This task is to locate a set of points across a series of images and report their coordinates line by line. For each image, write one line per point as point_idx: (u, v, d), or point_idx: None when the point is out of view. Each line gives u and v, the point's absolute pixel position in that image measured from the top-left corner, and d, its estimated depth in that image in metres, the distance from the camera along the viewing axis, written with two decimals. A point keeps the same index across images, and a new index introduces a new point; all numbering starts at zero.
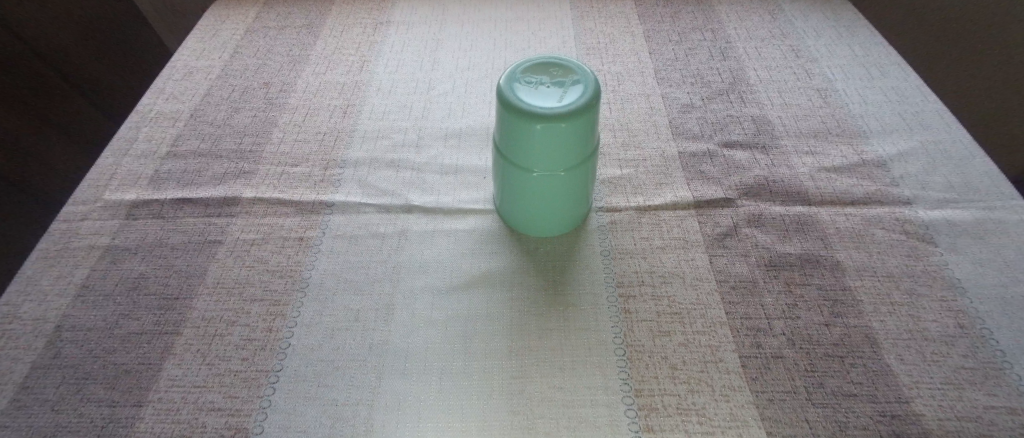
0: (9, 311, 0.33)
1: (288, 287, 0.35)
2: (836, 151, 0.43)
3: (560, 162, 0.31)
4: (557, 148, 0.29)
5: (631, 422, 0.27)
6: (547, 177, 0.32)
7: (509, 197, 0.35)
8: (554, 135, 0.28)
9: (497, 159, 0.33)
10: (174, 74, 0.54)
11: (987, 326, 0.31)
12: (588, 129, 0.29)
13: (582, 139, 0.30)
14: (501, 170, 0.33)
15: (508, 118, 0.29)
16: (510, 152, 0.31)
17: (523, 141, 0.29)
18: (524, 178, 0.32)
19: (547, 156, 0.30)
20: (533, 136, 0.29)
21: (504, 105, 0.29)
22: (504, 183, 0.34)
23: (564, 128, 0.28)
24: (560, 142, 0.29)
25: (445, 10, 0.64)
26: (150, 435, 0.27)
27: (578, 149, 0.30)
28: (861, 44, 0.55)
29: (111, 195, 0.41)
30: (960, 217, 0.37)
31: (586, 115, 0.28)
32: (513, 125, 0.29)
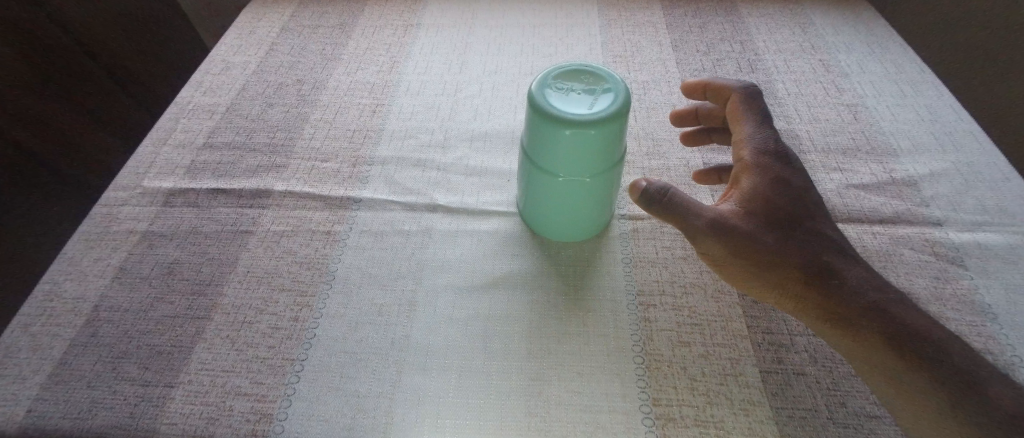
0: (51, 289, 0.35)
1: (315, 278, 0.36)
2: (864, 168, 0.43)
3: (587, 168, 0.31)
4: (585, 154, 0.30)
5: (648, 431, 0.27)
6: (572, 182, 0.32)
7: (533, 200, 0.36)
8: (583, 141, 0.29)
9: (524, 163, 0.34)
10: (212, 68, 0.56)
11: (1018, 354, 0.30)
12: (616, 137, 0.30)
13: (610, 146, 0.30)
14: (527, 173, 0.34)
15: (538, 123, 0.29)
16: (537, 156, 0.31)
17: (552, 146, 0.30)
18: (549, 183, 0.33)
19: (574, 161, 0.30)
20: (562, 142, 0.29)
21: (535, 109, 0.29)
22: (528, 185, 0.35)
23: (593, 134, 0.28)
24: (588, 148, 0.29)
25: (473, 14, 0.65)
26: (181, 415, 0.28)
27: (605, 156, 0.30)
28: (893, 60, 0.54)
29: (149, 182, 0.43)
30: (994, 241, 0.37)
31: (615, 122, 0.28)
32: (542, 130, 0.29)
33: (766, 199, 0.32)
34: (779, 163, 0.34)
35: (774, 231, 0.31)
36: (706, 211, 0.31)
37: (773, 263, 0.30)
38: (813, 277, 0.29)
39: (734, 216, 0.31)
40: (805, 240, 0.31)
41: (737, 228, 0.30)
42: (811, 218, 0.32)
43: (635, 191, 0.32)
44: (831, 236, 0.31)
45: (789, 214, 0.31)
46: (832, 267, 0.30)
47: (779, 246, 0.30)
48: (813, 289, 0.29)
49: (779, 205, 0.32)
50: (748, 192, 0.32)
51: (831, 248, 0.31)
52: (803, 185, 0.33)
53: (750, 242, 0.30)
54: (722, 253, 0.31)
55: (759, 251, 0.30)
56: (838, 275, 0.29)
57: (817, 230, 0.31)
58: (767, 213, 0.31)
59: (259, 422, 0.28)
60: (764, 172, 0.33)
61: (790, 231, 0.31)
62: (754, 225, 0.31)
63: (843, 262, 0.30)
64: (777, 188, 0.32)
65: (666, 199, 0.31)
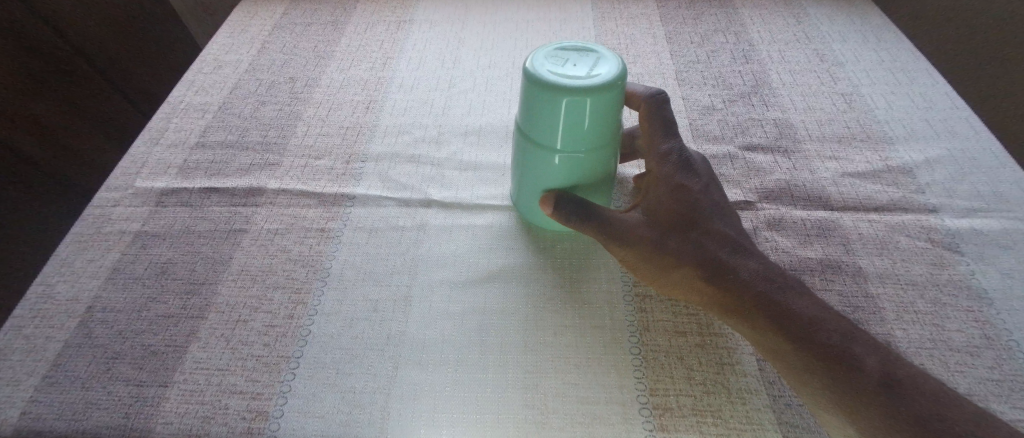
0: (44, 291, 0.34)
1: (309, 275, 0.35)
2: (859, 157, 0.43)
3: (584, 140, 0.31)
4: (582, 125, 0.30)
5: (646, 422, 0.27)
6: (570, 157, 0.32)
7: (528, 182, 0.35)
8: (580, 110, 0.28)
9: (519, 143, 0.34)
10: (204, 67, 0.55)
11: (1015, 338, 0.30)
12: (614, 107, 0.29)
13: (606, 117, 0.30)
14: (522, 152, 0.34)
15: (535, 93, 0.29)
16: (534, 130, 0.31)
17: (549, 116, 0.30)
18: (545, 160, 0.32)
19: (571, 132, 0.30)
20: (559, 111, 0.29)
21: (531, 79, 0.29)
22: (523, 166, 0.35)
23: (590, 101, 0.28)
24: (586, 116, 0.29)
25: (466, 9, 0.64)
26: (175, 414, 0.28)
27: (602, 127, 0.30)
28: (887, 48, 0.54)
29: (141, 182, 0.42)
30: (989, 226, 0.37)
31: (612, 90, 0.28)
32: (539, 100, 0.29)
33: (665, 206, 0.34)
34: (681, 169, 0.35)
35: (673, 234, 0.32)
36: (614, 220, 0.33)
37: (673, 265, 0.32)
38: (709, 276, 0.31)
39: (636, 224, 0.33)
40: (702, 240, 0.32)
41: (639, 235, 0.32)
42: (710, 219, 0.33)
43: (549, 203, 0.34)
44: (729, 234, 0.33)
45: (688, 218, 0.33)
46: (725, 263, 0.31)
47: (678, 249, 0.32)
48: (710, 288, 0.31)
49: (677, 209, 0.33)
50: (650, 200, 0.34)
51: (726, 244, 0.32)
52: (703, 190, 0.35)
53: (652, 248, 0.32)
54: (629, 259, 0.33)
55: (659, 255, 0.32)
56: (730, 271, 0.31)
57: (716, 229, 0.33)
58: (667, 218, 0.33)
59: (254, 420, 0.28)
60: (665, 179, 0.35)
61: (689, 234, 0.32)
62: (654, 231, 0.33)
63: (734, 256, 0.32)
64: (677, 193, 0.34)
65: (578, 208, 0.32)
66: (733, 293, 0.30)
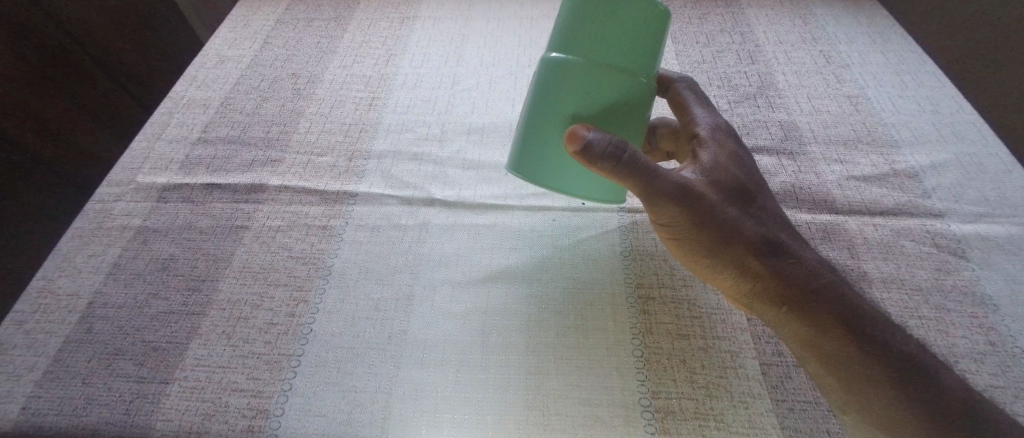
0: (45, 286, 0.34)
1: (311, 273, 0.35)
2: (865, 160, 0.43)
3: (631, 60, 0.27)
4: (632, 36, 0.27)
5: (647, 425, 0.27)
6: (612, 79, 0.27)
7: (549, 129, 0.29)
8: (634, 14, 0.26)
9: (545, 77, 0.28)
10: (206, 62, 0.55)
11: (1019, 345, 0.30)
12: (660, 36, 0.28)
13: (654, 43, 0.27)
14: (550, 84, 0.28)
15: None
16: (574, 45, 0.27)
17: (597, 20, 0.26)
18: (582, 82, 0.27)
19: (620, 41, 0.26)
20: (612, 11, 0.26)
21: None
22: (546, 106, 0.29)
23: (645, 7, 0.26)
24: (638, 25, 0.26)
25: (470, 6, 0.64)
26: (177, 411, 0.28)
27: (648, 52, 0.27)
28: (895, 51, 0.54)
29: (142, 177, 0.42)
30: (995, 232, 0.36)
31: (663, 11, 0.27)
32: (588, 4, 0.27)
33: (722, 172, 0.31)
34: (734, 139, 0.34)
35: (730, 204, 0.30)
36: (666, 177, 0.29)
37: (728, 236, 0.30)
38: (765, 251, 0.30)
39: (694, 186, 0.30)
40: (757, 214, 0.31)
41: (696, 198, 0.30)
42: (762, 193, 0.32)
43: (579, 136, 0.27)
44: (780, 211, 0.32)
45: (744, 189, 0.31)
46: (780, 240, 0.30)
47: (735, 220, 0.30)
48: (766, 265, 0.29)
49: (734, 178, 0.31)
50: (705, 163, 0.32)
51: (778, 222, 0.31)
52: (753, 163, 0.34)
53: (708, 214, 0.30)
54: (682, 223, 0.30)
55: (715, 223, 0.30)
56: (785, 249, 0.30)
57: (768, 205, 0.32)
58: (727, 187, 0.31)
59: (255, 417, 0.28)
60: (720, 146, 0.33)
61: (745, 206, 0.31)
62: (712, 197, 0.30)
63: (786, 234, 0.31)
64: (732, 162, 0.32)
65: (620, 151, 0.27)
66: (791, 271, 0.29)
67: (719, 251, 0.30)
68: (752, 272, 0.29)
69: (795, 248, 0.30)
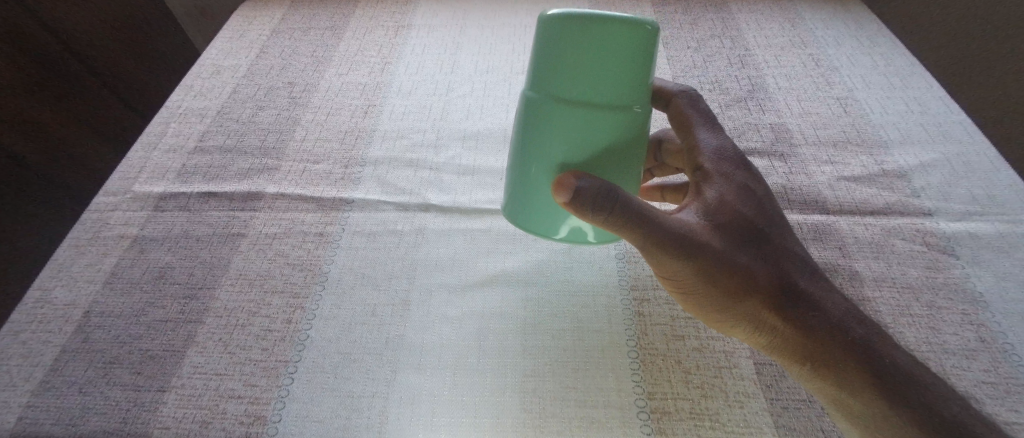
0: (41, 296, 0.34)
1: (308, 280, 0.35)
2: (855, 160, 0.43)
3: (612, 94, 0.25)
4: (610, 69, 0.24)
5: (644, 425, 0.27)
6: (592, 118, 0.25)
7: (538, 168, 0.29)
8: (610, 43, 0.24)
9: (528, 115, 0.28)
10: (202, 72, 0.55)
11: (1009, 341, 0.30)
12: (645, 55, 0.25)
13: (637, 67, 0.25)
14: (533, 125, 0.28)
15: (553, 30, 0.25)
16: (551, 84, 0.26)
17: (570, 56, 0.24)
18: (562, 124, 0.26)
19: (597, 77, 0.25)
20: (583, 48, 0.24)
21: (552, 17, 0.25)
22: (532, 147, 0.28)
23: (622, 32, 0.24)
24: (615, 56, 0.24)
25: (464, 15, 0.65)
26: (174, 419, 0.28)
27: (631, 79, 0.25)
28: (883, 53, 0.55)
29: (139, 186, 0.42)
30: (984, 230, 0.37)
31: (644, 29, 0.24)
32: (559, 37, 0.25)
33: (730, 211, 0.30)
34: (743, 172, 0.32)
35: (741, 246, 0.29)
36: (666, 220, 0.28)
37: (741, 282, 0.28)
38: (780, 298, 0.28)
39: (697, 228, 0.28)
40: (771, 255, 0.29)
41: (702, 241, 0.28)
42: (774, 229, 0.30)
43: (568, 183, 0.26)
44: (797, 249, 0.30)
45: (755, 229, 0.30)
46: (796, 284, 0.28)
47: (747, 264, 0.28)
48: (781, 313, 0.28)
49: (743, 217, 0.30)
50: (710, 201, 0.30)
51: (796, 262, 0.29)
52: (766, 197, 0.32)
53: (716, 259, 0.28)
54: (686, 272, 0.28)
55: (726, 269, 0.28)
56: (801, 294, 0.28)
57: (783, 244, 0.30)
58: (735, 228, 0.29)
59: (252, 424, 0.28)
60: (726, 181, 0.31)
61: (757, 249, 0.29)
62: (720, 240, 0.28)
63: (805, 277, 0.29)
64: (740, 199, 0.31)
65: (611, 197, 0.26)
66: (810, 320, 0.27)
67: (728, 300, 0.28)
68: (765, 322, 0.28)
69: (813, 293, 0.28)
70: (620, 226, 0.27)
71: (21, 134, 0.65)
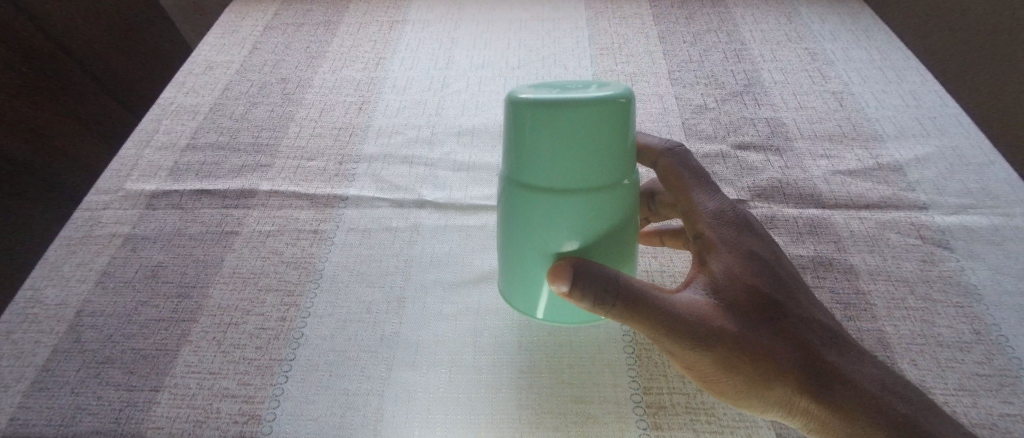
0: (33, 296, 0.34)
1: (302, 278, 0.35)
2: (849, 154, 0.43)
3: (597, 179, 0.21)
4: (592, 156, 0.21)
5: (640, 420, 0.27)
6: (577, 210, 0.22)
7: (522, 256, 0.25)
8: (588, 129, 0.20)
9: (505, 204, 0.24)
10: (194, 68, 0.55)
11: (1004, 334, 0.30)
12: (629, 130, 0.21)
13: (622, 144, 0.21)
14: (512, 216, 0.24)
15: (519, 116, 0.20)
16: (525, 175, 0.22)
17: (544, 147, 0.20)
18: (546, 219, 0.23)
19: (576, 168, 0.21)
20: (554, 140, 0.20)
21: (515, 100, 0.21)
22: (515, 238, 0.25)
23: (599, 112, 0.20)
24: (597, 141, 0.20)
25: (459, 10, 0.65)
26: (167, 419, 0.27)
27: (617, 159, 0.21)
28: (878, 47, 0.54)
29: (131, 184, 0.42)
30: (978, 223, 0.37)
31: (618, 106, 0.20)
32: (528, 125, 0.20)
33: (743, 284, 0.24)
34: (748, 233, 0.27)
35: (763, 326, 0.23)
36: (675, 302, 0.22)
37: (773, 372, 0.22)
38: (822, 389, 0.22)
39: (712, 308, 0.23)
40: (797, 333, 0.23)
41: (721, 326, 0.22)
42: (791, 299, 0.25)
43: (560, 276, 0.22)
44: (823, 321, 0.25)
45: (773, 302, 0.24)
46: (834, 365, 0.22)
47: (775, 351, 0.22)
48: (819, 400, 0.21)
49: (759, 289, 0.24)
50: (718, 274, 0.24)
51: (824, 337, 0.24)
52: (778, 261, 0.26)
53: (743, 345, 0.22)
54: (708, 368, 0.22)
55: (756, 358, 0.22)
56: (845, 379, 0.22)
57: (807, 317, 0.24)
58: (747, 303, 0.23)
59: (246, 423, 0.27)
60: (732, 247, 0.26)
61: (776, 325, 0.23)
62: (740, 321, 0.23)
63: (840, 354, 0.23)
64: (751, 266, 0.25)
65: (609, 285, 0.21)
66: (866, 410, 0.21)
67: (762, 396, 0.22)
68: (807, 415, 0.22)
69: (854, 374, 0.22)
70: (625, 317, 0.22)
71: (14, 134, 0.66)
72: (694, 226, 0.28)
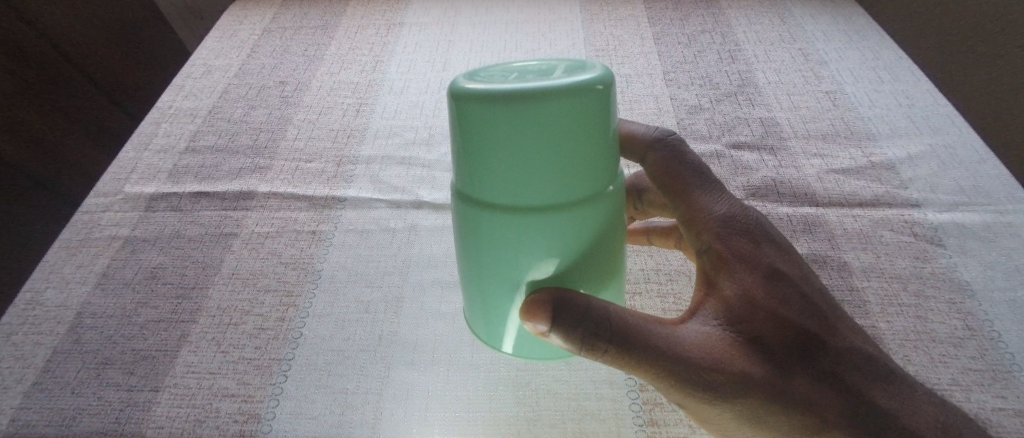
0: (32, 298, 0.34)
1: (301, 278, 0.35)
2: (843, 153, 0.44)
3: (577, 183, 0.19)
4: (569, 154, 0.18)
5: (636, 416, 0.27)
6: (557, 220, 0.19)
7: (497, 276, 0.22)
8: (562, 124, 0.17)
9: (470, 220, 0.21)
10: (193, 72, 0.55)
11: (996, 329, 0.30)
12: (606, 121, 0.19)
13: (600, 140, 0.19)
14: (479, 232, 0.21)
15: (477, 113, 0.17)
16: (492, 183, 0.19)
17: (512, 150, 0.18)
18: (521, 233, 0.20)
19: (552, 169, 0.18)
20: (523, 138, 0.17)
21: (471, 94, 0.17)
22: (484, 256, 0.22)
23: (573, 102, 0.17)
24: (573, 135, 0.18)
25: (456, 13, 0.65)
26: (166, 419, 0.27)
27: (596, 158, 0.19)
28: (871, 47, 0.55)
29: (131, 187, 0.42)
30: (970, 219, 0.37)
31: (593, 94, 0.17)
32: (490, 124, 0.17)
33: (763, 311, 0.21)
34: (767, 246, 0.24)
35: (788, 363, 0.21)
36: (682, 341, 0.21)
37: (799, 416, 0.20)
38: (860, 437, 0.20)
39: (727, 344, 0.21)
40: (828, 368, 0.21)
41: (735, 364, 0.20)
42: (814, 319, 0.22)
43: (546, 315, 0.20)
44: (858, 348, 0.22)
45: (798, 332, 0.22)
46: (872, 404, 0.20)
47: (801, 392, 0.20)
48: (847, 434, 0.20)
49: (780, 314, 0.22)
50: (733, 301, 0.22)
51: (859, 369, 0.21)
52: (800, 276, 0.24)
53: (763, 388, 0.20)
54: (724, 413, 0.21)
55: (779, 402, 0.20)
56: (886, 422, 0.20)
57: (840, 346, 0.22)
58: (763, 331, 0.21)
59: (245, 422, 0.27)
60: (750, 265, 0.23)
61: (795, 355, 0.21)
62: (759, 358, 0.21)
63: (877, 389, 0.21)
64: (769, 284, 0.22)
65: (604, 327, 0.20)
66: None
67: None
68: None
69: (896, 415, 0.20)
70: (625, 363, 0.20)
71: (14, 139, 0.67)
72: (700, 238, 0.24)
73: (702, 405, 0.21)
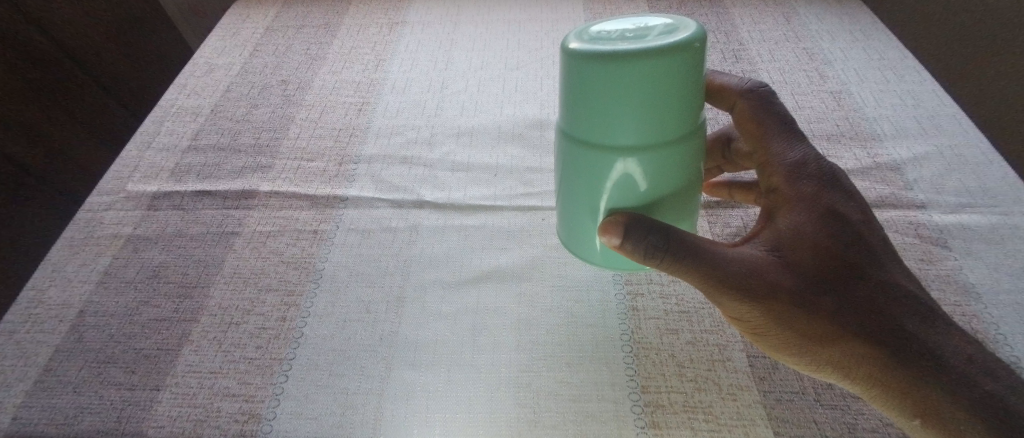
0: (36, 296, 0.34)
1: (302, 278, 0.35)
2: (848, 154, 0.43)
3: (655, 129, 0.22)
4: (657, 104, 0.21)
5: (637, 418, 0.26)
6: (635, 159, 0.23)
7: (585, 202, 0.27)
8: (647, 81, 0.20)
9: (567, 156, 0.25)
10: (196, 71, 0.55)
11: (1002, 332, 0.30)
12: (693, 76, 0.22)
13: (682, 93, 0.22)
14: (571, 164, 0.25)
15: (582, 69, 0.21)
16: (586, 125, 0.23)
17: (606, 100, 0.21)
18: (604, 167, 0.24)
19: (641, 116, 0.22)
20: (619, 92, 0.21)
21: (577, 53, 0.21)
22: (578, 185, 0.26)
23: (664, 63, 0.20)
24: (661, 88, 0.21)
25: (458, 13, 0.65)
26: (167, 417, 0.27)
27: (676, 106, 0.22)
28: (876, 46, 0.55)
29: (133, 186, 0.42)
30: (976, 221, 0.37)
31: (684, 53, 0.20)
32: (588, 79, 0.21)
33: (811, 243, 0.25)
34: (829, 191, 0.27)
35: (823, 283, 0.24)
36: (727, 258, 0.25)
37: (829, 331, 0.24)
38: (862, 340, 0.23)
39: (770, 264, 0.25)
40: (868, 296, 0.24)
41: (772, 278, 0.24)
42: (863, 253, 0.25)
43: (618, 232, 0.25)
44: (906, 286, 0.25)
45: (843, 260, 0.25)
46: (906, 330, 0.23)
47: (827, 306, 0.24)
48: (854, 339, 0.23)
49: (830, 245, 0.25)
50: (784, 232, 0.26)
51: (902, 304, 0.24)
52: (858, 219, 0.27)
53: (794, 300, 0.24)
54: (755, 315, 0.25)
55: (805, 309, 0.24)
56: (896, 335, 0.23)
57: (887, 280, 0.25)
58: (807, 256, 0.25)
59: (246, 422, 0.27)
60: (808, 205, 0.26)
61: (835, 276, 0.25)
62: (796, 275, 0.25)
63: (903, 317, 0.24)
64: (825, 220, 0.26)
65: (660, 242, 0.24)
66: (923, 377, 0.22)
67: (805, 344, 0.24)
68: (864, 373, 0.23)
69: (929, 342, 0.23)
70: (678, 270, 0.25)
71: None
72: (770, 180, 0.29)
73: (741, 307, 0.25)
